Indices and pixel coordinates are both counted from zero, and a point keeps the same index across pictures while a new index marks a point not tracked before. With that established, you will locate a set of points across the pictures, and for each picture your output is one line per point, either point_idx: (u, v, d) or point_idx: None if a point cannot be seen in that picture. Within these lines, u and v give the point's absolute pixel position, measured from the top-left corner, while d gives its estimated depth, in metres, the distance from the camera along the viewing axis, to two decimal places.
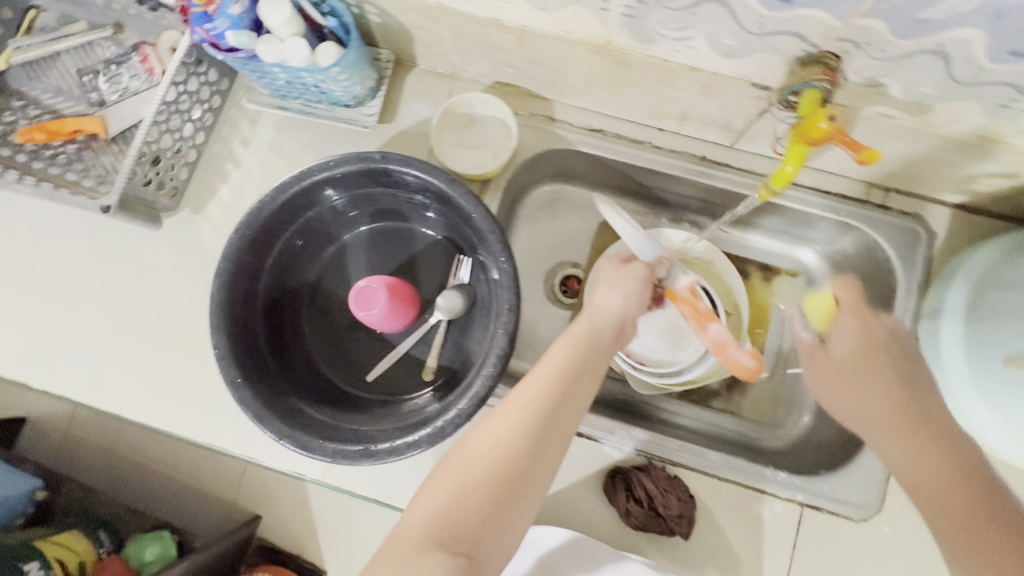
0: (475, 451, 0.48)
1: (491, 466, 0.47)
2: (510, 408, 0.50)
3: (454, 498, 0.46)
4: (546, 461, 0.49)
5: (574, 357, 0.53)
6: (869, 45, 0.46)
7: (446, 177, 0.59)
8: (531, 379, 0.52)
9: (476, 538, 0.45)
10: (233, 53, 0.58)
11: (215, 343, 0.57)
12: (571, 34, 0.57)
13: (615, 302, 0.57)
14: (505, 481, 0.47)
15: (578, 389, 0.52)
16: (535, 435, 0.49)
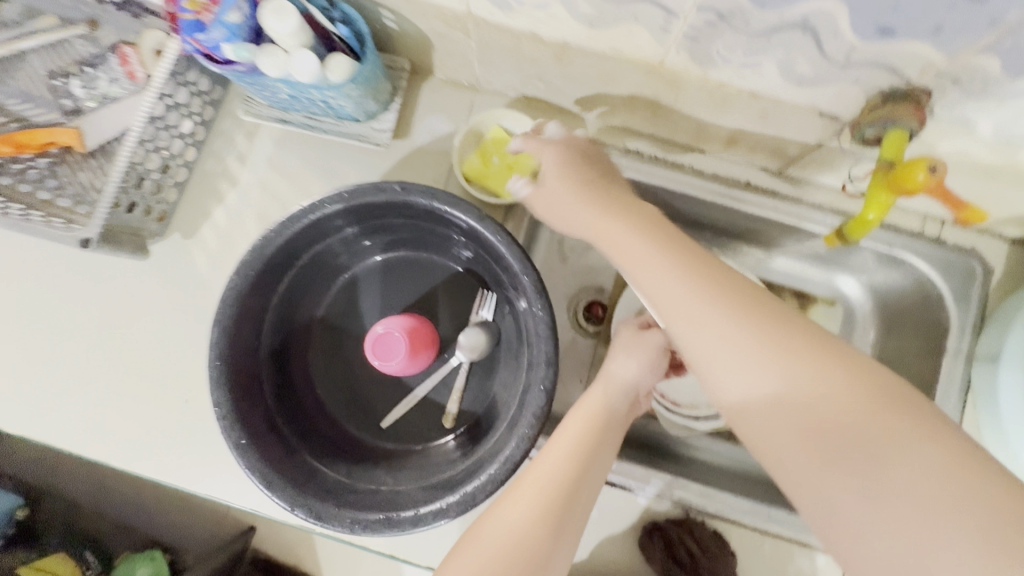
0: (492, 542, 0.43)
1: (510, 555, 0.42)
2: (527, 489, 0.46)
3: None
4: (565, 546, 0.45)
5: (588, 432, 0.50)
6: (971, 82, 0.41)
7: (476, 212, 0.52)
8: (546, 457, 0.49)
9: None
10: (231, 67, 0.51)
11: (215, 400, 0.50)
12: (619, 53, 0.51)
13: (633, 372, 0.54)
14: (526, 573, 0.42)
15: (593, 468, 0.49)
16: (554, 519, 0.45)
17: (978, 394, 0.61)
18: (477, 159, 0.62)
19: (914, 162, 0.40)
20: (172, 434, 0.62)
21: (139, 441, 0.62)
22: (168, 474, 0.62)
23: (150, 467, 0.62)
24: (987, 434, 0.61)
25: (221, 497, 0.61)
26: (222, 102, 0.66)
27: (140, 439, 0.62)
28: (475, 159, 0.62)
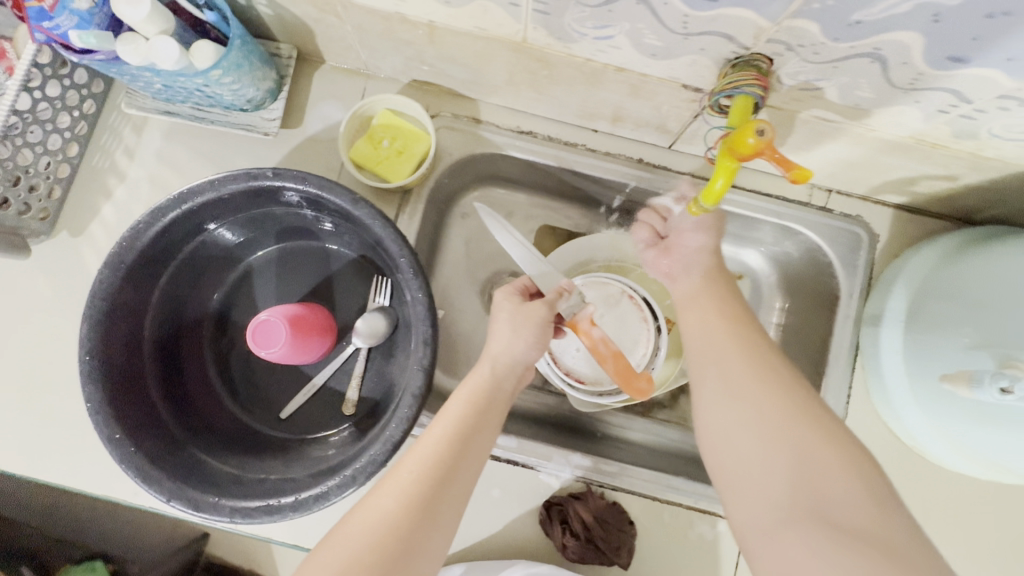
0: (359, 531, 0.42)
1: (378, 542, 0.41)
2: (402, 476, 0.45)
3: None
4: (441, 529, 0.44)
5: (469, 412, 0.50)
6: (801, 48, 0.42)
7: (349, 195, 0.52)
8: (424, 441, 0.47)
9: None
10: (89, 55, 0.49)
11: (87, 397, 0.49)
12: (484, 31, 0.51)
13: (516, 346, 0.54)
14: (394, 560, 0.41)
15: (474, 449, 0.48)
16: (426, 504, 0.43)
17: (864, 356, 0.63)
18: (366, 145, 0.62)
19: (745, 127, 0.41)
20: (66, 435, 0.61)
21: (30, 445, 0.61)
22: (61, 477, 0.60)
23: (42, 471, 0.60)
24: (874, 395, 0.62)
25: (119, 496, 0.60)
26: (106, 95, 0.65)
27: (31, 442, 0.61)
28: (363, 144, 0.62)
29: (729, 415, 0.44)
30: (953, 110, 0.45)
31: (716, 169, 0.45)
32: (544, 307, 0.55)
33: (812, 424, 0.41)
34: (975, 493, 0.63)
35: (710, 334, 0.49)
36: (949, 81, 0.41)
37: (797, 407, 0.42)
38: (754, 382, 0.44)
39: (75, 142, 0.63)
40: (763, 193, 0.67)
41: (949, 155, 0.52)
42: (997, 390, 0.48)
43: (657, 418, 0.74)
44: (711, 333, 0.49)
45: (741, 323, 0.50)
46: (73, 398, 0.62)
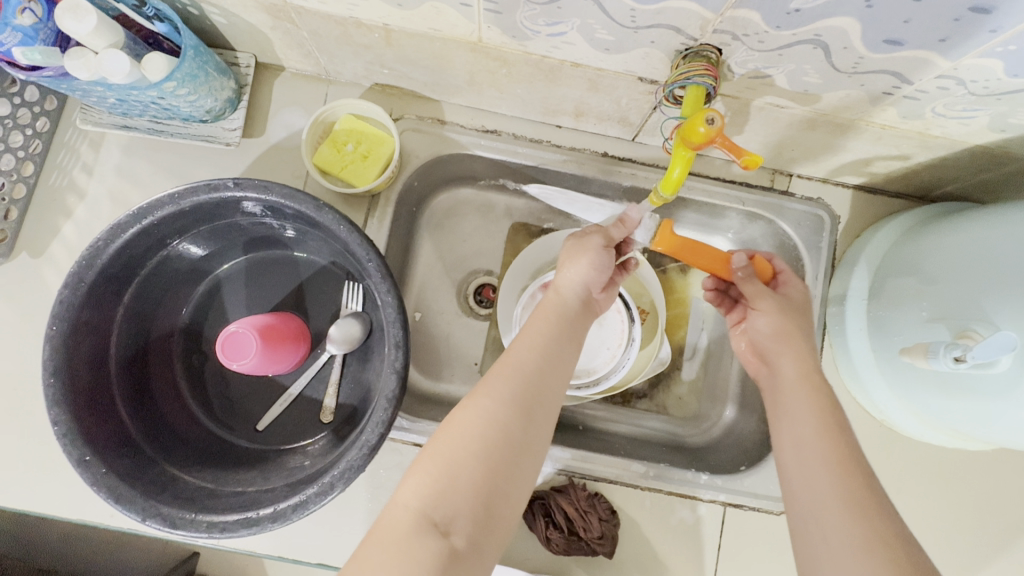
0: (463, 425, 0.42)
1: (484, 436, 0.42)
2: (498, 378, 0.46)
3: (446, 474, 0.40)
4: (540, 423, 0.45)
5: (547, 324, 0.51)
6: (747, 37, 0.43)
7: (313, 202, 0.52)
8: (515, 350, 0.49)
9: (469, 520, 0.39)
10: (37, 72, 0.48)
11: (53, 420, 0.48)
12: (439, 32, 0.51)
13: (575, 273, 0.55)
14: (503, 453, 0.42)
15: (560, 359, 0.49)
16: (524, 403, 0.44)
17: (832, 335, 0.65)
18: (329, 150, 0.62)
19: (696, 116, 0.42)
20: (37, 460, 0.60)
21: None
22: (33, 504, 0.59)
23: (13, 499, 0.59)
24: (844, 372, 0.64)
25: (96, 519, 0.59)
26: (61, 113, 0.63)
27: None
28: (327, 150, 0.62)
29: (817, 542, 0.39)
30: (897, 92, 0.47)
31: (673, 158, 0.47)
32: (598, 237, 0.57)
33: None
34: (943, 462, 0.65)
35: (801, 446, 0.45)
36: (889, 64, 0.43)
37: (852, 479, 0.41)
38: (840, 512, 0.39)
39: (30, 161, 0.62)
40: (727, 181, 0.68)
41: (899, 135, 0.54)
42: (952, 359, 0.47)
43: (636, 407, 0.74)
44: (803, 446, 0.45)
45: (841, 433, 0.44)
46: (41, 424, 0.60)
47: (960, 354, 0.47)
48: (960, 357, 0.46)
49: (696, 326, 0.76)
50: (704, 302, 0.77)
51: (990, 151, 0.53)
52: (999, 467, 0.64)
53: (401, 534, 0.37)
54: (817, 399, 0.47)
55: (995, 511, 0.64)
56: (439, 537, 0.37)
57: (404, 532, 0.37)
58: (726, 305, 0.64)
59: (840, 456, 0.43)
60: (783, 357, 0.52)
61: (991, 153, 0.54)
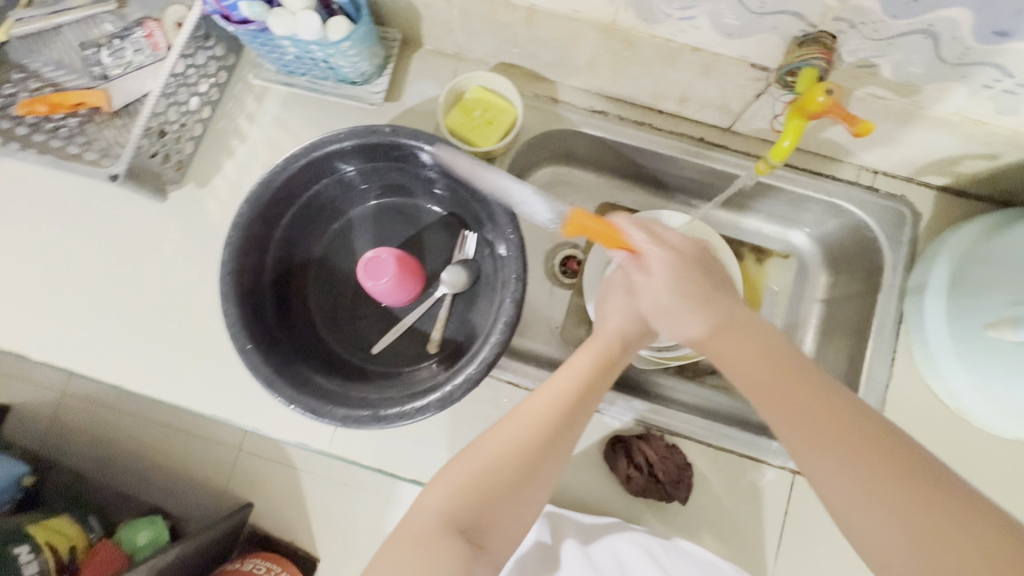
0: (495, 449, 0.50)
1: (511, 463, 0.49)
2: (530, 415, 0.52)
3: (471, 488, 0.48)
4: (558, 458, 0.52)
5: (590, 369, 0.55)
6: (863, 25, 0.49)
7: (455, 151, 0.60)
8: (545, 390, 0.54)
9: (480, 533, 0.47)
10: (246, 24, 0.60)
11: (228, 311, 0.57)
12: (578, 13, 0.59)
13: (626, 309, 0.60)
14: (524, 477, 0.49)
15: (591, 400, 0.54)
16: (553, 435, 0.51)
17: (910, 323, 0.68)
18: (460, 114, 0.70)
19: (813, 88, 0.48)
20: (185, 360, 0.69)
21: (154, 366, 0.69)
22: (180, 396, 0.68)
23: (164, 391, 0.68)
24: (918, 358, 0.68)
25: (226, 416, 0.68)
26: (235, 69, 0.74)
27: (155, 365, 0.69)
28: (457, 113, 0.70)
29: (857, 513, 0.41)
30: (997, 85, 0.51)
31: (784, 130, 0.52)
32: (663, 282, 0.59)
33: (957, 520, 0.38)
34: (1014, 455, 0.66)
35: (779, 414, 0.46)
36: (994, 56, 0.48)
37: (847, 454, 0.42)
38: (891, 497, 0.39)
39: (208, 106, 0.72)
40: (814, 172, 0.74)
41: (992, 132, 0.58)
42: None
43: (706, 382, 0.79)
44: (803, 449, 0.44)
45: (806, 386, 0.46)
46: (192, 329, 0.70)
47: None
48: None
49: (769, 312, 0.81)
50: (778, 291, 0.82)
51: None
52: None
53: (421, 536, 0.46)
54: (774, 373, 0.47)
55: None
56: (453, 546, 0.46)
57: (425, 535, 0.46)
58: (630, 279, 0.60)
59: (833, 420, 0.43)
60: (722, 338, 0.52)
61: None
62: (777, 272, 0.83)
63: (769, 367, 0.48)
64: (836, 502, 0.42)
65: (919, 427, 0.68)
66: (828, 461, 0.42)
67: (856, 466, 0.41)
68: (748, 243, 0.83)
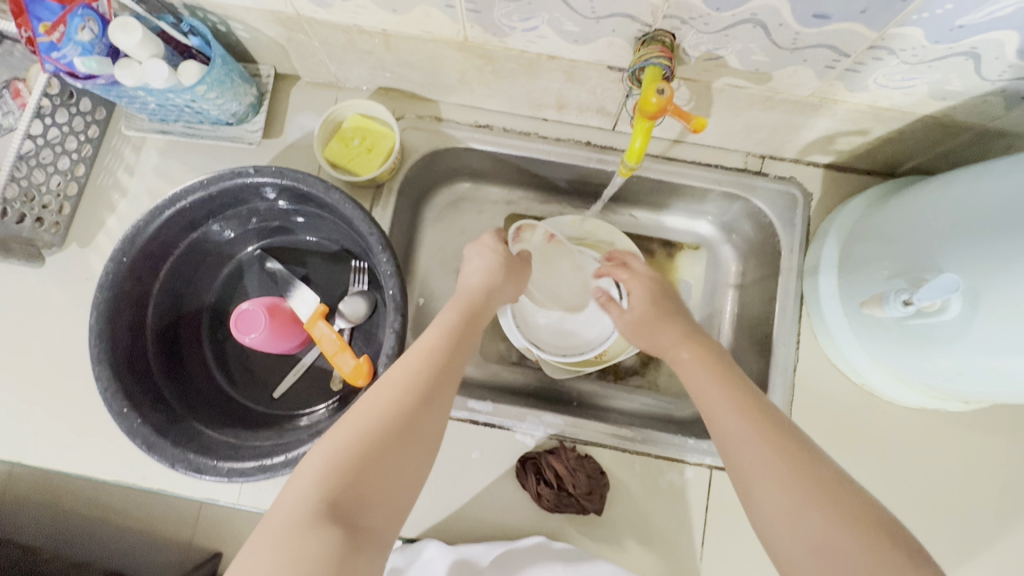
0: (322, 463, 0.42)
1: (346, 467, 0.42)
2: (361, 418, 0.46)
3: (302, 521, 0.38)
4: (405, 457, 0.45)
5: (423, 359, 0.51)
6: (693, 20, 0.49)
7: (322, 185, 0.59)
8: (376, 389, 0.48)
9: (363, 511, 0.41)
10: (92, 79, 0.57)
11: (97, 376, 0.55)
12: (430, 34, 0.59)
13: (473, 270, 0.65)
14: (359, 485, 0.41)
15: (437, 393, 0.49)
16: (390, 435, 0.45)
17: (809, 304, 0.68)
18: (338, 145, 0.69)
19: (649, 88, 0.48)
20: (82, 426, 0.67)
21: (46, 437, 0.66)
22: (77, 465, 0.66)
23: (61, 462, 0.66)
24: (821, 338, 0.68)
25: (129, 480, 0.66)
26: (109, 122, 0.73)
27: (49, 436, 0.66)
28: (336, 145, 0.69)
29: (755, 487, 0.43)
30: (838, 65, 0.52)
31: (635, 131, 0.52)
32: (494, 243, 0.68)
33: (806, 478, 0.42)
34: (924, 425, 0.67)
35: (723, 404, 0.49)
36: (824, 38, 0.48)
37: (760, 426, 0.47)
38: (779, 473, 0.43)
39: (82, 163, 0.71)
40: (703, 164, 0.73)
41: (852, 109, 0.58)
42: (902, 304, 0.51)
43: (629, 383, 0.79)
44: (733, 423, 0.48)
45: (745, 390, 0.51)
46: (85, 394, 0.68)
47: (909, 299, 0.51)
48: (908, 301, 0.51)
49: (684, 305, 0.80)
50: (691, 283, 0.81)
51: (939, 120, 0.57)
52: (981, 429, 0.66)
53: (286, 532, 0.38)
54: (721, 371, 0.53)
55: (980, 471, 0.65)
56: (334, 528, 0.39)
57: (300, 525, 0.38)
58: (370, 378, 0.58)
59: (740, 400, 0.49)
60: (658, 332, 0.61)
61: (941, 121, 0.58)
62: (689, 264, 0.82)
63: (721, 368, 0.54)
64: (739, 465, 0.45)
65: (832, 406, 0.68)
66: (748, 440, 0.46)
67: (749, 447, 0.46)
68: (658, 239, 0.82)
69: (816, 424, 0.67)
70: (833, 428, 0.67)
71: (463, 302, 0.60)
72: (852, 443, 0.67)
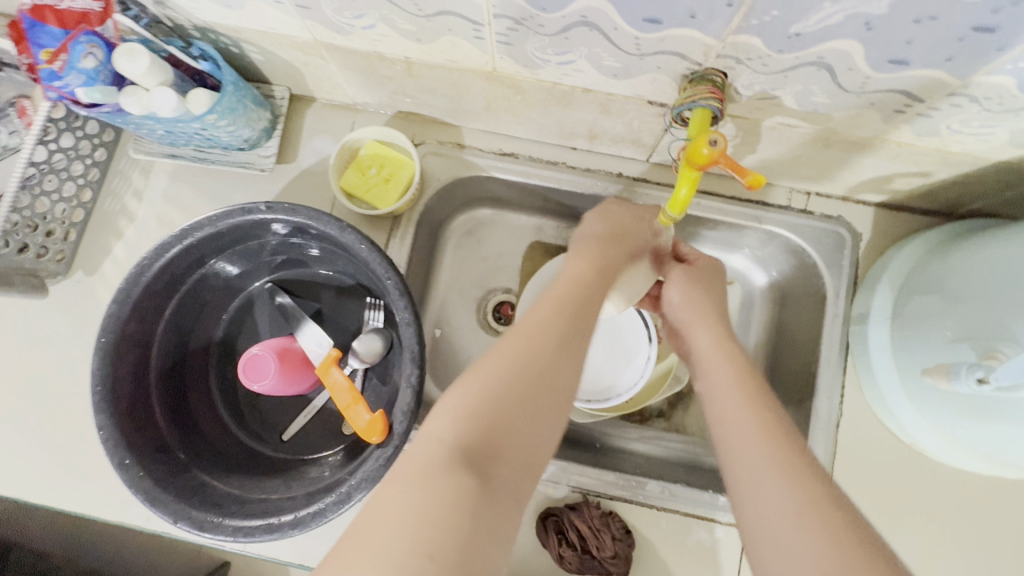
0: (442, 410, 0.37)
1: (478, 405, 0.37)
2: (484, 365, 0.40)
3: (427, 479, 0.33)
4: (553, 398, 0.40)
5: (560, 308, 0.45)
6: (751, 60, 0.44)
7: (337, 224, 0.55)
8: (513, 332, 0.42)
9: (498, 464, 0.35)
10: (97, 109, 0.53)
11: (98, 425, 0.52)
12: (456, 63, 0.54)
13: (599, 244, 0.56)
14: (486, 432, 0.36)
15: (576, 340, 0.43)
16: (529, 384, 0.39)
17: (854, 355, 0.63)
18: (354, 175, 0.65)
19: (699, 138, 0.44)
20: (86, 464, 0.64)
21: (47, 474, 0.64)
22: (78, 506, 0.63)
23: (62, 499, 0.63)
24: (867, 394, 0.62)
25: (132, 522, 0.63)
26: (117, 144, 0.70)
27: (49, 475, 0.64)
28: (352, 174, 0.65)
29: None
30: (909, 110, 0.46)
31: (680, 178, 0.48)
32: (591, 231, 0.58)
33: (811, 492, 0.37)
34: (975, 493, 0.61)
35: (742, 443, 0.42)
36: (897, 83, 0.43)
37: (767, 429, 0.42)
38: (828, 551, 0.34)
39: (88, 189, 0.68)
40: (742, 199, 0.68)
41: (917, 152, 0.53)
42: (974, 381, 0.48)
43: (655, 427, 0.74)
44: (755, 475, 0.39)
45: (770, 420, 0.42)
46: (88, 430, 0.65)
47: (982, 376, 0.47)
48: (982, 379, 0.47)
49: None
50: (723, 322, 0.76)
51: (1015, 167, 0.52)
52: None
53: (421, 469, 0.33)
54: (731, 357, 0.49)
55: None
56: (469, 472, 0.33)
57: (430, 471, 0.33)
58: (381, 432, 0.54)
59: (755, 401, 0.44)
60: (691, 314, 0.55)
61: (1016, 168, 0.52)
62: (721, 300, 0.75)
63: (727, 359, 0.48)
64: (740, 473, 0.41)
65: (882, 468, 0.62)
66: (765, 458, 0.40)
67: (776, 501, 0.37)
68: None
69: (859, 487, 0.62)
70: (877, 493, 0.62)
71: (597, 266, 0.53)
72: (896, 510, 0.61)
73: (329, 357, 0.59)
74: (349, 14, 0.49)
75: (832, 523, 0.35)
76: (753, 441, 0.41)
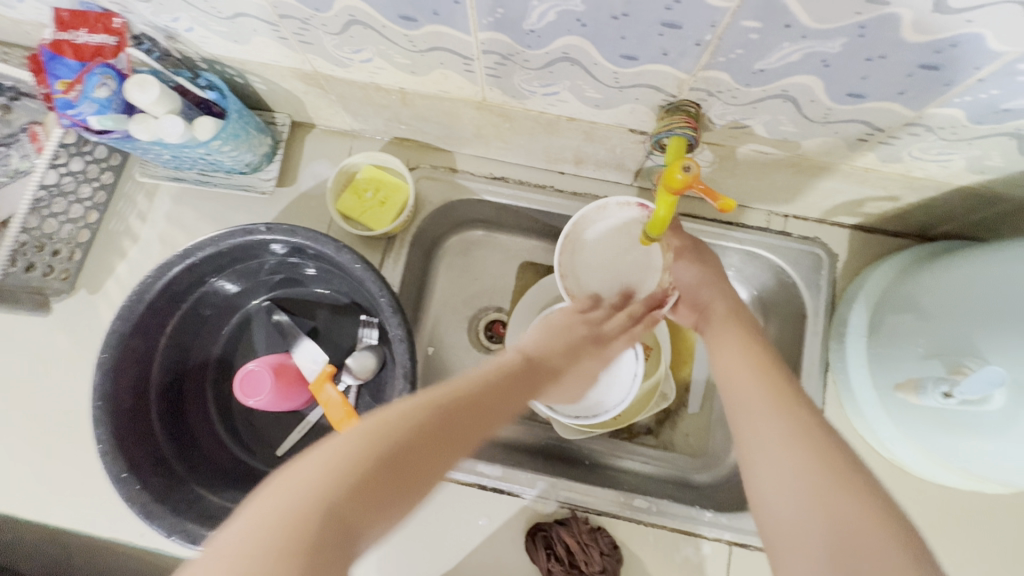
0: (335, 443, 0.35)
1: (373, 438, 0.36)
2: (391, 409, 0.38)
3: (288, 515, 0.30)
4: (453, 463, 0.38)
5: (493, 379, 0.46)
6: (720, 93, 0.47)
7: (333, 244, 0.57)
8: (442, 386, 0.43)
9: (367, 518, 0.33)
10: (107, 134, 0.56)
11: (98, 439, 0.53)
12: (448, 94, 0.58)
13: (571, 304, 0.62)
14: (380, 474, 0.34)
15: (493, 408, 0.43)
16: (431, 435, 0.38)
17: (835, 372, 0.65)
18: (351, 198, 0.68)
19: (674, 164, 0.47)
20: (81, 480, 0.65)
21: (43, 490, 0.65)
22: (73, 522, 0.64)
23: (57, 515, 0.64)
24: (848, 410, 0.64)
25: (126, 538, 0.63)
26: (124, 168, 0.72)
27: (46, 491, 0.65)
28: (349, 197, 0.68)
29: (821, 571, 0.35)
30: (871, 138, 0.50)
31: (658, 201, 0.51)
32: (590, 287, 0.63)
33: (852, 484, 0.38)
34: (956, 507, 0.62)
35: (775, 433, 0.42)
36: (858, 114, 0.46)
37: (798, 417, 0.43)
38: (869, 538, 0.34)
39: (95, 210, 0.70)
40: (723, 221, 0.71)
41: (884, 177, 0.56)
42: (941, 394, 0.51)
43: (644, 443, 0.75)
44: (784, 464, 0.40)
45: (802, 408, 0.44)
46: (85, 446, 0.66)
47: (948, 390, 0.50)
48: (949, 392, 0.50)
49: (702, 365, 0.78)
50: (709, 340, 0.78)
51: (976, 191, 0.55)
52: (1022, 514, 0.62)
53: (294, 510, 0.30)
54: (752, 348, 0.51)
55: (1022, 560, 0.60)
56: (341, 520, 0.31)
57: (302, 508, 0.31)
58: None
59: (782, 394, 0.45)
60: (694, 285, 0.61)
61: (977, 193, 0.55)
62: None
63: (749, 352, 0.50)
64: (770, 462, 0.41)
65: None
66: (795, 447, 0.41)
67: (806, 490, 0.38)
68: None
69: None
70: None
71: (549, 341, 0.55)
72: None
73: (324, 372, 0.61)
74: (347, 48, 0.53)
75: (878, 516, 0.35)
76: (788, 434, 0.42)
